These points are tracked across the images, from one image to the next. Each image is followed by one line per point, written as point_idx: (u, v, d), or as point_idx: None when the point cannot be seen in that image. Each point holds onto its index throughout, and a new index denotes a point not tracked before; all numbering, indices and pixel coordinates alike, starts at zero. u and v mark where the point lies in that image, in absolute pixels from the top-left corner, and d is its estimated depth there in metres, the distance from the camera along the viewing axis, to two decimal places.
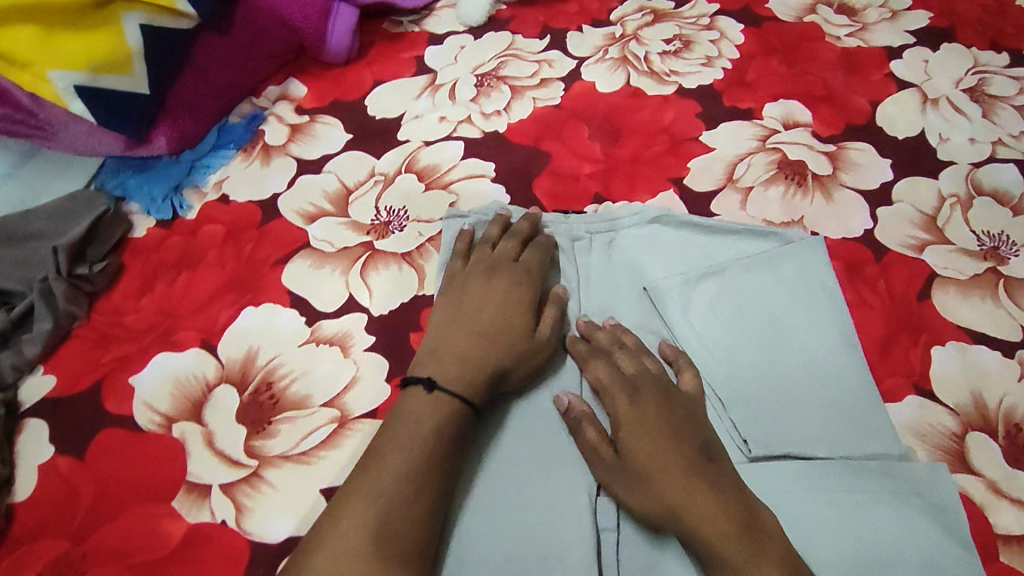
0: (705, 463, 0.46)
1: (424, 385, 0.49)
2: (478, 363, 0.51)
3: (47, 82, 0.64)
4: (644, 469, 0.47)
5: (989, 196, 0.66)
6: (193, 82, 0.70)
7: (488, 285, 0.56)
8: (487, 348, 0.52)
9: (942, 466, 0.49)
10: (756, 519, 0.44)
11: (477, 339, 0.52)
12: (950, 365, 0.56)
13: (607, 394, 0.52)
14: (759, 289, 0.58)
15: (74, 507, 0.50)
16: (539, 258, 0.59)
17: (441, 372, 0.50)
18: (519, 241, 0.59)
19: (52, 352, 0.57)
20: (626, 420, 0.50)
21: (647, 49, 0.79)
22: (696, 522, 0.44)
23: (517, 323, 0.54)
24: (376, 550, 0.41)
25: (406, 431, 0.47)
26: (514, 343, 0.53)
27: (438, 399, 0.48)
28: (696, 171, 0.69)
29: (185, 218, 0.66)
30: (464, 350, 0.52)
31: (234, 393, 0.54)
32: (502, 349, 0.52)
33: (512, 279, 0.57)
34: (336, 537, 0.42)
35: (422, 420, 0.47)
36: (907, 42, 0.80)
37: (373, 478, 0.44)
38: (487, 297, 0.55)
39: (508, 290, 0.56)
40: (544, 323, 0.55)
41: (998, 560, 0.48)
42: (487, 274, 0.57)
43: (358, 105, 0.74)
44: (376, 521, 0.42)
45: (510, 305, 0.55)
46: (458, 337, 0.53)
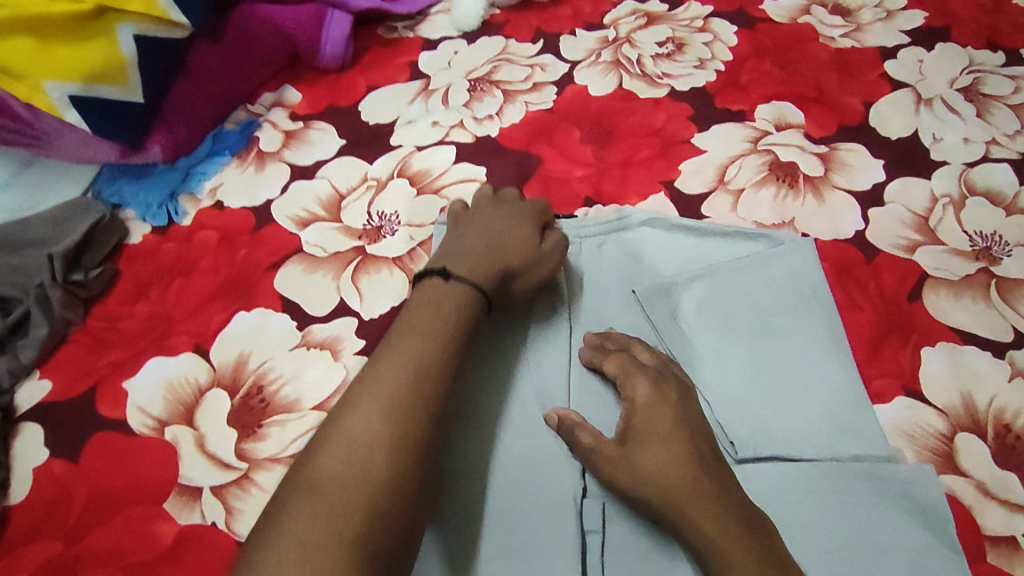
0: (714, 463, 0.46)
1: (439, 276, 0.51)
2: (489, 262, 0.53)
3: (42, 93, 0.65)
4: (654, 459, 0.45)
5: (983, 196, 0.66)
6: (188, 91, 0.72)
7: (496, 209, 0.59)
8: (494, 252, 0.54)
9: (929, 467, 0.49)
10: (758, 525, 0.43)
11: (486, 246, 0.55)
12: (940, 365, 0.56)
13: (627, 382, 0.50)
14: (749, 291, 0.58)
15: (68, 509, 0.50)
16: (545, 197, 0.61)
17: (454, 267, 0.52)
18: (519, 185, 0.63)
19: (48, 356, 0.58)
20: (645, 408, 0.48)
21: (640, 52, 0.80)
22: (701, 518, 0.43)
23: (523, 235, 0.56)
24: (416, 401, 0.43)
25: (438, 309, 0.49)
26: (520, 251, 0.55)
27: (455, 286, 0.50)
28: (686, 173, 0.69)
29: (180, 224, 0.67)
30: (475, 253, 0.54)
31: (225, 397, 0.55)
32: (509, 254, 0.55)
33: (520, 205, 0.59)
34: (379, 387, 0.43)
35: (442, 305, 0.49)
36: (902, 42, 0.80)
37: (412, 341, 0.46)
38: (495, 218, 0.58)
39: (515, 211, 0.58)
40: (551, 238, 0.57)
41: (985, 561, 0.48)
42: (494, 202, 0.60)
43: (352, 111, 0.75)
44: (416, 377, 0.44)
45: (518, 222, 0.57)
46: (469, 246, 0.55)
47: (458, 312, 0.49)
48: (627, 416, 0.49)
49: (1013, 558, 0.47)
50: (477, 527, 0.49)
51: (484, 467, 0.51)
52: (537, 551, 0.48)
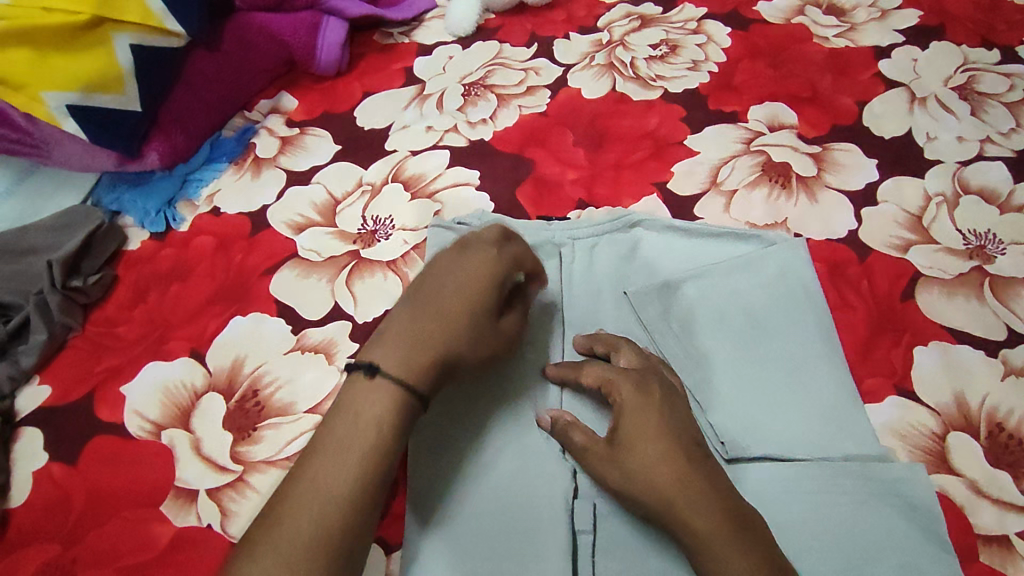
0: (703, 459, 0.46)
1: (365, 371, 0.44)
2: (429, 348, 0.46)
3: (40, 102, 0.67)
4: (642, 458, 0.45)
5: (976, 194, 0.66)
6: (185, 98, 0.73)
7: (456, 262, 0.50)
8: (436, 336, 0.46)
9: (920, 466, 0.49)
10: (746, 517, 0.44)
11: (433, 323, 0.47)
12: (933, 365, 0.56)
13: (612, 386, 0.50)
14: (740, 292, 0.58)
15: (67, 511, 0.51)
16: (520, 248, 0.52)
17: (386, 355, 0.45)
18: (500, 226, 0.53)
19: (47, 362, 0.59)
20: (633, 407, 0.48)
21: (634, 55, 0.80)
22: (689, 514, 0.43)
23: (479, 305, 0.48)
24: (318, 547, 0.38)
25: (357, 419, 0.42)
26: (469, 334, 0.47)
27: (380, 388, 0.43)
28: (679, 175, 0.70)
29: (178, 230, 0.68)
30: (416, 330, 0.46)
31: (221, 400, 0.56)
32: (453, 336, 0.47)
33: (486, 257, 0.50)
34: (283, 524, 0.39)
35: (362, 412, 0.43)
36: (896, 41, 0.80)
37: (323, 466, 0.41)
38: (453, 275, 0.49)
39: (479, 266, 0.49)
40: (505, 318, 0.51)
41: (978, 560, 0.48)
42: (458, 251, 0.50)
43: (347, 117, 0.76)
44: (322, 512, 0.39)
45: (475, 283, 0.48)
46: (411, 321, 0.47)
47: (381, 424, 0.42)
48: (616, 416, 0.49)
49: (1005, 556, 0.47)
50: (469, 526, 0.49)
51: (477, 467, 0.51)
52: (528, 551, 0.48)
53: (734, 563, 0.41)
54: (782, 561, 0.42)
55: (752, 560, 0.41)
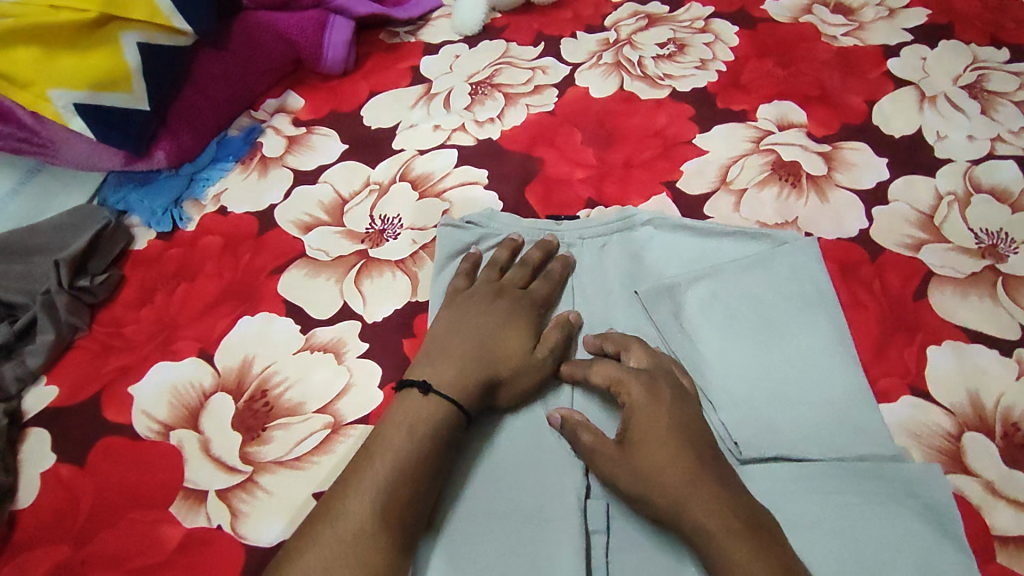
0: (714, 461, 0.46)
1: (420, 387, 0.49)
2: (473, 370, 0.51)
3: (48, 101, 0.66)
4: (653, 459, 0.45)
5: (988, 193, 0.66)
6: (193, 97, 0.73)
7: (492, 302, 0.56)
8: (481, 357, 0.52)
9: (936, 466, 0.49)
10: (759, 519, 0.43)
11: (475, 349, 0.52)
12: (947, 364, 0.55)
13: (622, 387, 0.50)
14: (751, 291, 0.58)
15: (75, 513, 0.51)
16: (546, 289, 0.58)
17: (438, 374, 0.50)
18: (530, 271, 0.59)
19: (54, 362, 0.59)
20: (644, 408, 0.48)
21: (641, 54, 0.80)
22: (704, 514, 0.42)
23: (516, 337, 0.54)
24: (383, 537, 0.42)
25: (412, 430, 0.47)
26: (511, 357, 0.52)
27: (433, 403, 0.48)
28: (688, 174, 0.69)
29: (185, 230, 0.67)
30: (460, 355, 0.52)
31: (230, 400, 0.55)
32: (497, 359, 0.52)
33: (517, 302, 0.56)
34: (348, 518, 0.43)
35: (418, 424, 0.47)
36: (904, 40, 0.80)
37: (381, 467, 0.45)
38: (490, 312, 0.55)
39: (512, 306, 0.56)
40: (542, 346, 0.54)
41: (995, 561, 0.47)
42: (494, 293, 0.56)
43: (354, 116, 0.76)
44: (386, 506, 0.43)
45: (511, 324, 0.54)
46: (455, 348, 0.52)
47: (435, 436, 0.47)
48: (627, 416, 0.48)
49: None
50: (476, 528, 0.48)
51: (489, 469, 0.51)
52: (541, 553, 0.47)
53: (746, 564, 0.40)
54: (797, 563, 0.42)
55: (767, 561, 0.41)
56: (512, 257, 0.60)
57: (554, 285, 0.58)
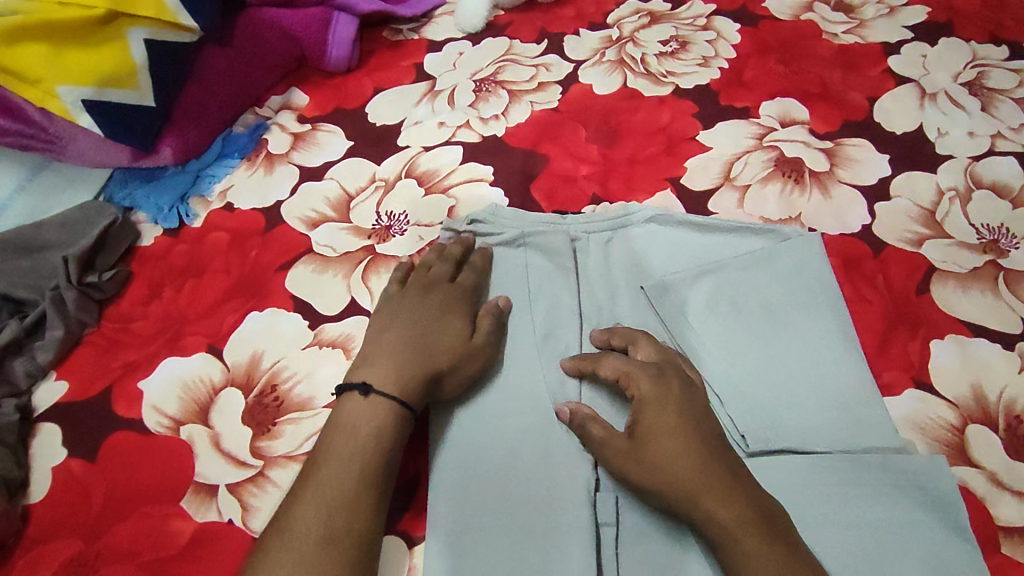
0: (724, 453, 0.46)
1: (359, 390, 0.49)
2: (411, 365, 0.51)
3: (56, 97, 0.66)
4: (662, 451, 0.46)
5: (989, 189, 0.66)
6: (197, 94, 0.72)
7: (423, 299, 0.56)
8: (417, 352, 0.52)
9: (941, 458, 0.49)
10: (769, 509, 0.43)
11: (409, 345, 0.52)
12: (950, 358, 0.56)
13: (631, 380, 0.50)
14: (756, 287, 0.58)
15: (87, 507, 0.51)
16: (475, 278, 0.58)
17: (375, 376, 0.50)
18: (453, 263, 0.59)
19: (63, 358, 0.59)
20: (653, 401, 0.48)
21: (644, 51, 0.80)
22: (715, 504, 0.43)
23: (448, 328, 0.54)
24: (327, 547, 0.42)
25: (353, 436, 0.47)
26: (447, 347, 0.53)
27: (373, 404, 0.48)
28: (692, 170, 0.70)
29: (192, 226, 0.67)
30: (396, 353, 0.52)
31: (239, 395, 0.56)
32: (434, 352, 0.52)
33: (447, 294, 0.57)
34: (293, 530, 0.42)
35: (358, 428, 0.47)
36: (905, 37, 0.80)
37: (336, 458, 0.46)
38: (420, 308, 0.56)
39: (442, 300, 0.56)
40: (479, 333, 0.54)
41: (1000, 552, 0.47)
42: (422, 289, 0.57)
43: (359, 113, 0.76)
44: (330, 515, 0.43)
45: (444, 315, 0.55)
46: (390, 347, 0.52)
47: (377, 438, 0.47)
48: (636, 409, 0.49)
49: None
50: (486, 520, 0.49)
51: (498, 463, 0.51)
52: (551, 546, 0.47)
53: (757, 553, 0.41)
54: (806, 554, 0.42)
55: (777, 551, 0.41)
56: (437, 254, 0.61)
57: (482, 273, 0.59)
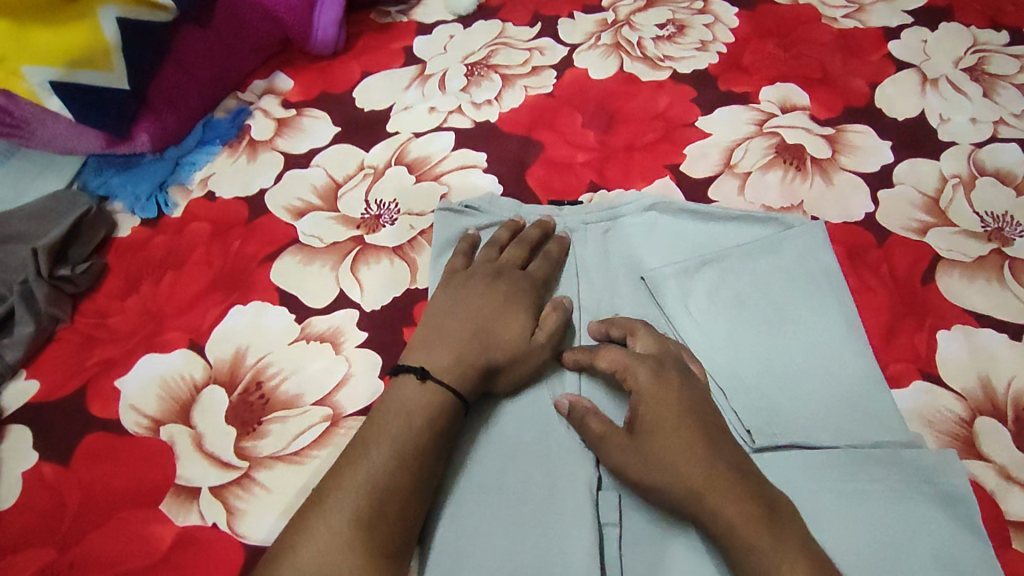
0: (730, 447, 0.45)
1: (416, 374, 0.47)
2: (474, 354, 0.49)
3: (20, 78, 0.63)
4: (664, 447, 0.44)
5: (992, 175, 0.65)
6: (174, 76, 0.69)
7: (491, 283, 0.54)
8: (479, 344, 0.50)
9: (951, 452, 0.48)
10: (777, 507, 0.42)
11: (473, 334, 0.50)
12: (956, 349, 0.55)
13: (628, 373, 0.48)
14: (759, 276, 0.56)
15: (60, 514, 0.48)
16: (545, 269, 0.56)
17: (433, 363, 0.48)
18: (528, 248, 0.57)
19: (34, 356, 0.56)
20: (651, 395, 0.46)
21: (641, 35, 0.78)
22: (721, 503, 0.41)
23: (514, 323, 0.52)
24: (377, 531, 0.41)
25: (407, 422, 0.45)
26: (509, 342, 0.51)
27: (430, 392, 0.47)
28: (691, 157, 0.68)
29: (171, 216, 0.65)
30: (457, 339, 0.50)
31: (222, 393, 0.53)
32: (495, 344, 0.50)
33: (518, 284, 0.54)
34: (336, 518, 0.41)
35: (413, 414, 0.46)
36: (905, 22, 0.79)
37: (374, 457, 0.44)
38: (486, 294, 0.53)
39: (511, 292, 0.53)
40: (541, 330, 0.52)
41: (1011, 548, 0.46)
42: (492, 274, 0.54)
43: (346, 98, 0.73)
44: (377, 502, 0.42)
45: (512, 306, 0.53)
46: (453, 333, 0.50)
47: (430, 426, 0.46)
48: (635, 403, 0.47)
49: None
50: (485, 523, 0.47)
51: (496, 461, 0.49)
52: (552, 548, 0.45)
53: (769, 551, 0.40)
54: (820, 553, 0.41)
55: (789, 551, 0.40)
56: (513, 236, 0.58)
57: (553, 265, 0.57)
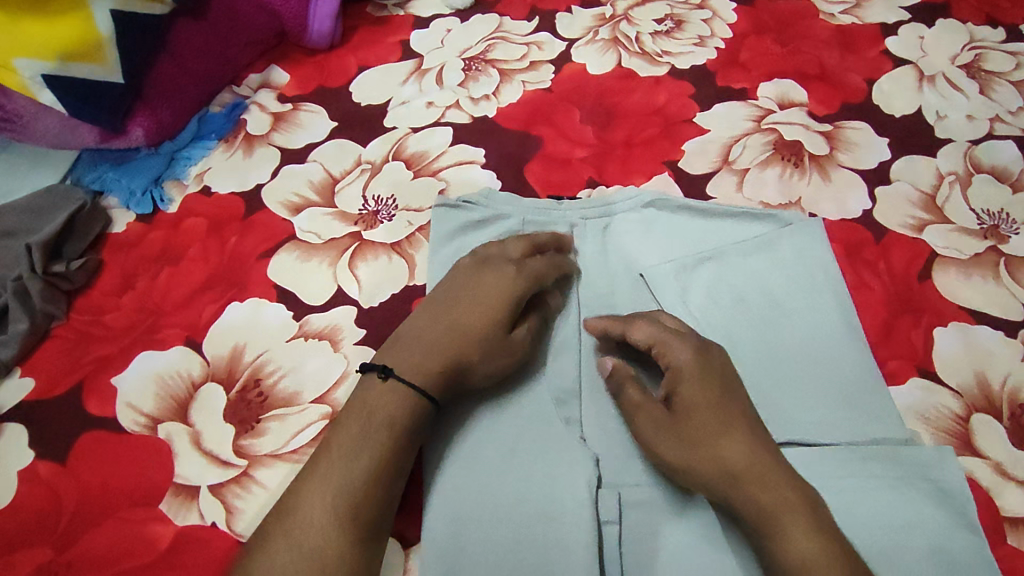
0: (762, 431, 0.45)
1: (378, 372, 0.47)
2: (440, 355, 0.48)
3: (13, 71, 0.62)
4: (705, 427, 0.44)
5: (989, 173, 0.65)
6: (171, 71, 0.68)
7: (476, 277, 0.52)
8: (449, 341, 0.48)
9: (947, 449, 0.48)
10: (811, 497, 0.42)
11: (446, 331, 0.49)
12: (953, 346, 0.55)
13: (664, 348, 0.48)
14: (757, 273, 0.56)
15: (57, 514, 0.48)
16: (541, 266, 0.53)
17: (401, 362, 0.48)
18: (527, 245, 0.55)
19: (28, 354, 0.55)
20: (690, 375, 0.46)
21: (638, 30, 0.77)
22: (760, 486, 0.41)
23: (490, 321, 0.49)
24: (348, 527, 0.41)
25: (369, 419, 0.45)
26: (482, 341, 0.49)
27: (391, 390, 0.46)
28: (690, 153, 0.67)
29: (166, 212, 0.64)
30: (432, 337, 0.49)
31: (220, 391, 0.53)
32: (465, 343, 0.48)
33: (504, 276, 0.51)
34: (300, 517, 0.41)
35: (375, 413, 0.45)
36: (902, 18, 0.79)
37: (336, 456, 0.44)
38: (468, 288, 0.51)
39: (494, 286, 0.51)
40: (520, 331, 0.51)
41: (1006, 543, 0.47)
42: (479, 268, 0.53)
43: (342, 93, 0.72)
44: (347, 499, 0.42)
45: (493, 301, 0.50)
46: (429, 329, 0.49)
47: (391, 426, 0.45)
48: (673, 380, 0.46)
49: None
50: (484, 522, 0.47)
51: (496, 459, 0.49)
52: (553, 548, 0.45)
53: (804, 536, 0.40)
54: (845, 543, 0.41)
55: (820, 537, 0.40)
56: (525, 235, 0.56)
57: (550, 265, 0.54)
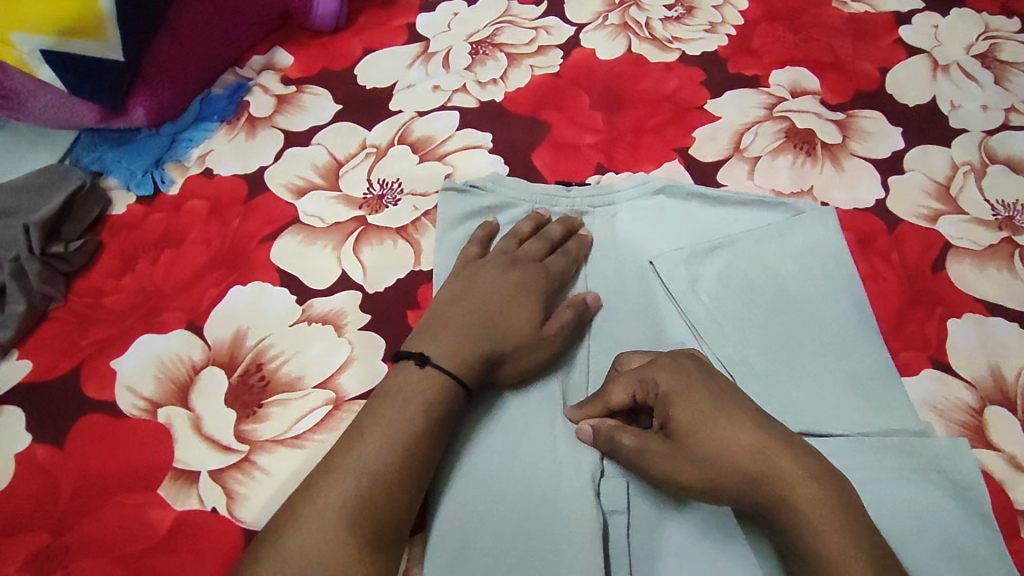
0: (777, 425, 0.43)
1: (416, 361, 0.46)
2: (475, 342, 0.48)
3: (11, 46, 0.61)
4: (706, 445, 0.42)
5: (1004, 163, 0.64)
6: (171, 50, 0.66)
7: (505, 273, 0.52)
8: (484, 326, 0.49)
9: (962, 441, 0.47)
10: (844, 492, 0.40)
11: (479, 319, 0.49)
12: (967, 338, 0.54)
13: (648, 382, 0.46)
14: (769, 261, 0.55)
15: (56, 497, 0.47)
16: (564, 265, 0.55)
17: (437, 348, 0.47)
18: (548, 243, 0.56)
19: (26, 336, 0.54)
20: (680, 396, 0.44)
21: (648, 15, 0.76)
22: (783, 489, 0.39)
23: (522, 310, 0.50)
24: (366, 516, 0.40)
25: (405, 403, 0.44)
26: (516, 330, 0.49)
27: (430, 375, 0.46)
28: (700, 140, 0.66)
29: (167, 193, 0.63)
30: (463, 325, 0.49)
31: (222, 374, 0.52)
32: (500, 329, 0.49)
33: (532, 275, 0.53)
34: (317, 507, 0.40)
35: (410, 399, 0.45)
36: (916, 7, 0.77)
37: (370, 442, 0.43)
38: (497, 284, 0.52)
39: (521, 280, 0.52)
40: (553, 322, 0.51)
41: (1020, 536, 0.46)
42: (506, 264, 0.53)
43: (346, 76, 0.71)
44: (372, 485, 0.41)
45: (524, 294, 0.51)
46: (459, 319, 0.49)
47: (426, 411, 0.44)
48: (666, 406, 0.44)
49: None
50: (491, 511, 0.46)
51: (504, 448, 0.48)
52: (560, 538, 0.44)
53: (831, 534, 0.38)
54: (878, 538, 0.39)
55: (854, 532, 0.38)
56: (536, 229, 0.57)
57: (569, 262, 0.55)
